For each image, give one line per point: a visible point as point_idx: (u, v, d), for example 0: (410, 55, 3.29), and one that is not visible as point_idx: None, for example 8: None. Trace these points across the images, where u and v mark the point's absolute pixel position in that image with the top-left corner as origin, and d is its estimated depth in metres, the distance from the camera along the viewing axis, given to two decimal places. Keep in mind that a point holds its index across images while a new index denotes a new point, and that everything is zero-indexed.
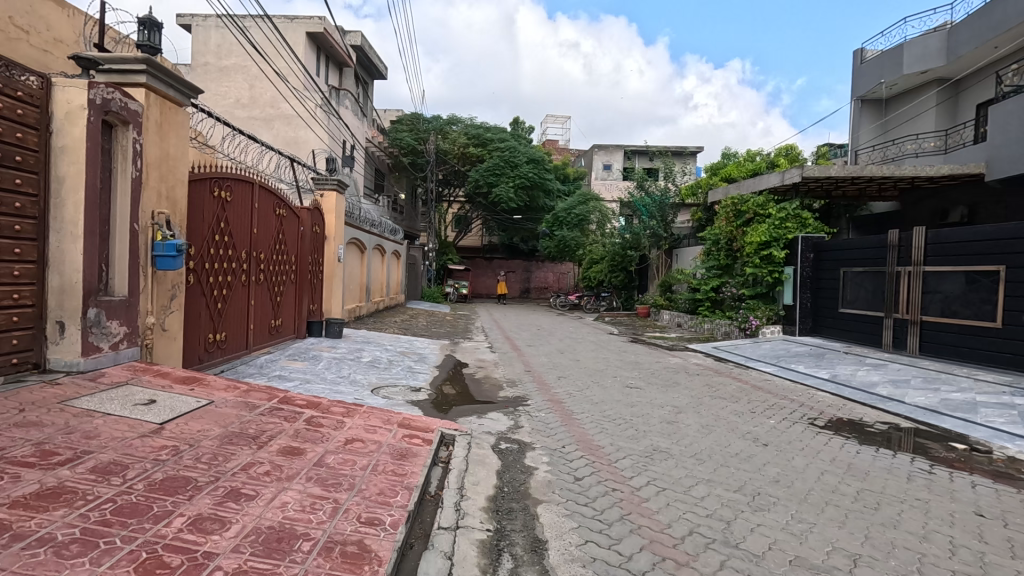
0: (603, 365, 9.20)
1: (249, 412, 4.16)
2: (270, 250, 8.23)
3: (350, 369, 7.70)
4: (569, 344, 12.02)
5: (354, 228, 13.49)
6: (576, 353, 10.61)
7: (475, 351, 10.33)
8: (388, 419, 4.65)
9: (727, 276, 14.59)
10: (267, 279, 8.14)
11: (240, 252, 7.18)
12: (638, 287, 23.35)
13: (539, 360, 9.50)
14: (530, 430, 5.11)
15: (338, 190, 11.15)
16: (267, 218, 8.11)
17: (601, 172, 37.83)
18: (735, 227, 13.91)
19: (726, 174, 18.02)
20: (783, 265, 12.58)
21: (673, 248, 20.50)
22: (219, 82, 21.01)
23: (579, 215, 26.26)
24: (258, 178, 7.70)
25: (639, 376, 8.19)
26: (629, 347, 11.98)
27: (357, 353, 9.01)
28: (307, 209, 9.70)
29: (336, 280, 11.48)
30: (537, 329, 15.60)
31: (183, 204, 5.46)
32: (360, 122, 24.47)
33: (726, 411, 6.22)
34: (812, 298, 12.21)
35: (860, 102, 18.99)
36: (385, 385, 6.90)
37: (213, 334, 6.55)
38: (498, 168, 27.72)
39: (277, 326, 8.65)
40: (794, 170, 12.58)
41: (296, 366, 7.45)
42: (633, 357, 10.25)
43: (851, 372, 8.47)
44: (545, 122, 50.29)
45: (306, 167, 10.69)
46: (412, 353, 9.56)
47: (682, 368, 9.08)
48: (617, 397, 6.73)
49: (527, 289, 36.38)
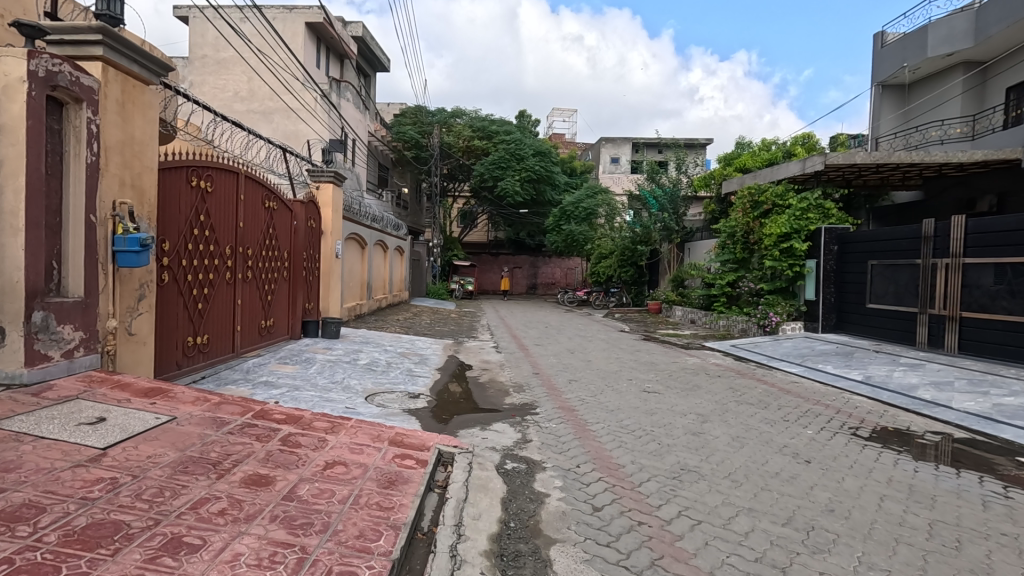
0: (617, 366, 8.61)
1: (215, 430, 3.61)
2: (260, 246, 7.70)
3: (345, 373, 7.15)
4: (579, 343, 11.44)
5: (353, 224, 12.95)
6: (587, 353, 10.02)
7: (480, 352, 9.76)
8: (377, 436, 4.09)
9: (743, 270, 13.88)
10: (256, 277, 7.60)
11: (224, 247, 6.66)
12: (648, 282, 22.74)
13: (548, 361, 8.92)
14: (540, 446, 4.53)
15: (335, 182, 10.60)
16: (256, 211, 7.57)
17: (609, 165, 37.19)
18: (751, 219, 13.25)
19: (739, 164, 17.31)
20: (804, 258, 11.91)
21: (685, 242, 19.86)
22: (217, 75, 20.51)
23: (587, 209, 25.61)
24: (243, 168, 7.13)
25: (657, 379, 7.60)
26: (642, 345, 11.37)
27: (355, 354, 8.47)
28: (301, 202, 9.16)
29: (334, 277, 10.93)
30: (545, 327, 15.01)
31: (152, 194, 4.91)
32: (362, 115, 23.91)
33: (757, 419, 5.61)
34: (836, 293, 11.54)
35: (881, 88, 18.22)
36: (381, 392, 6.34)
37: (193, 337, 6.04)
38: (504, 161, 27.11)
39: (269, 327, 8.12)
40: (817, 158, 11.92)
41: (287, 369, 6.92)
42: (648, 357, 9.64)
43: (886, 373, 7.83)
44: (551, 115, 49.70)
45: (300, 158, 10.15)
46: (413, 355, 9.00)
47: (702, 369, 8.47)
48: (634, 403, 6.14)
49: (534, 285, 35.81)
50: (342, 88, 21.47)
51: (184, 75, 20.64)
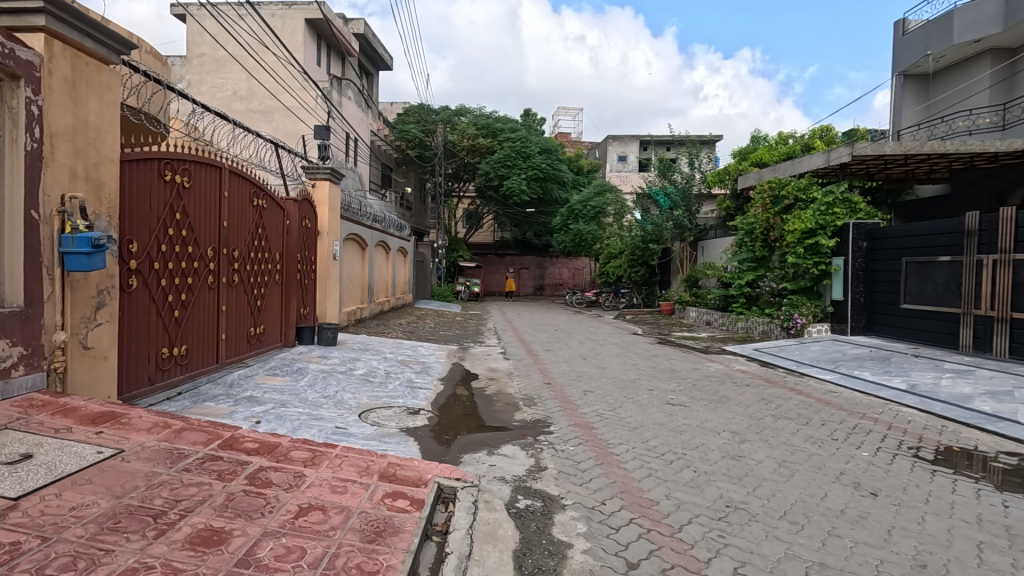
0: (634, 374, 7.94)
1: (167, 466, 3.00)
2: (247, 247, 7.10)
3: (340, 384, 6.53)
4: (591, 348, 10.80)
5: (354, 224, 12.38)
6: (601, 359, 9.34)
7: (486, 359, 9.12)
8: (366, 469, 3.47)
9: (763, 269, 13.24)
10: (243, 281, 6.99)
11: (206, 248, 6.06)
12: (660, 282, 22.02)
13: (560, 369, 8.26)
14: (556, 476, 3.89)
15: (331, 179, 10.02)
16: (243, 208, 6.97)
17: (616, 164, 36.59)
18: (772, 215, 12.55)
19: (755, 159, 16.61)
20: (831, 256, 11.20)
21: (698, 240, 19.14)
22: (215, 73, 20.02)
23: (596, 207, 24.91)
24: (227, 162, 6.51)
25: (680, 390, 6.91)
26: (659, 350, 10.69)
27: (351, 363, 7.85)
28: (293, 201, 8.56)
29: (331, 279, 10.34)
30: (554, 330, 14.36)
31: (111, 188, 4.31)
32: (365, 114, 23.37)
33: (801, 438, 4.95)
34: (866, 293, 10.84)
35: (902, 78, 17.42)
36: (376, 407, 5.71)
37: (168, 349, 5.43)
38: (510, 159, 26.47)
39: (258, 335, 7.51)
40: (844, 150, 11.26)
41: (275, 381, 6.30)
42: (667, 363, 8.95)
43: (933, 380, 7.11)
44: (556, 114, 49.19)
45: (294, 154, 9.58)
46: (414, 363, 8.37)
47: (728, 377, 7.79)
48: (659, 419, 5.47)
49: (541, 286, 35.22)
50: (343, 86, 20.90)
51: (181, 74, 20.18)
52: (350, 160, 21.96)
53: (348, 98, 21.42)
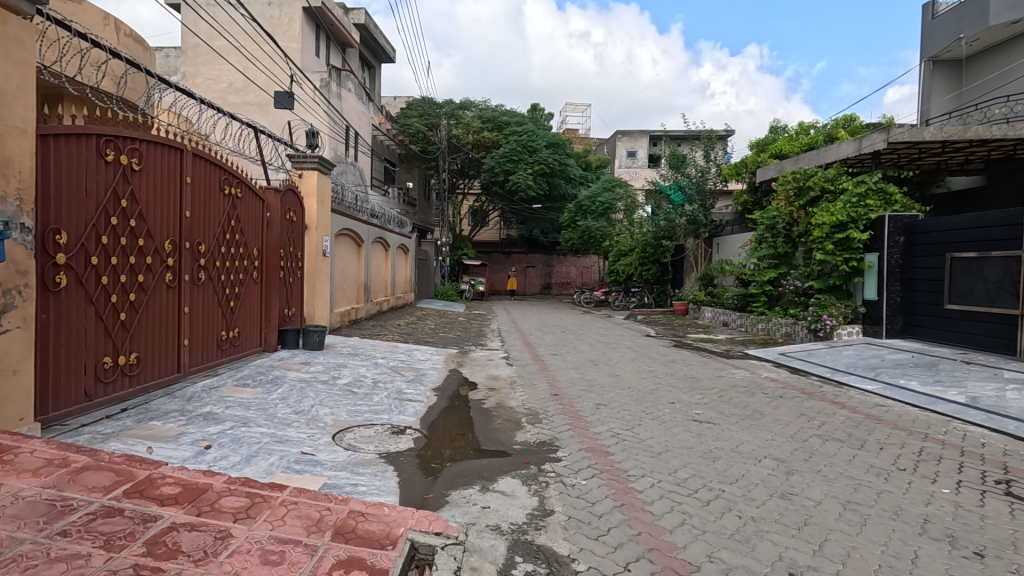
0: (652, 383, 7.08)
1: (38, 530, 2.22)
2: (217, 241, 6.34)
3: (318, 397, 5.72)
4: (602, 352, 9.97)
5: (350, 219, 11.64)
6: (614, 365, 8.49)
7: (487, 365, 8.30)
8: (317, 522, 2.66)
9: (786, 266, 12.37)
10: (211, 279, 6.21)
11: (161, 241, 5.28)
12: (672, 281, 21.11)
13: (568, 378, 7.42)
14: (565, 524, 3.07)
15: (320, 169, 9.24)
16: (211, 197, 6.21)
17: (625, 160, 35.73)
18: (796, 208, 11.66)
19: (774, 150, 15.69)
20: (863, 252, 10.31)
21: (713, 236, 18.23)
22: (210, 65, 19.34)
23: (605, 203, 23.99)
24: (190, 144, 5.74)
25: (706, 404, 6.04)
26: (676, 354, 9.83)
27: (336, 371, 7.04)
28: (275, 191, 7.79)
29: (321, 278, 9.58)
30: (562, 331, 13.51)
31: (19, 162, 3.52)
32: (366, 108, 22.67)
33: (862, 468, 4.09)
34: (903, 292, 9.94)
35: (932, 64, 16.47)
36: (355, 426, 4.90)
37: (111, 358, 4.66)
38: (516, 153, 25.62)
39: (231, 339, 6.73)
40: (878, 136, 10.46)
41: (243, 394, 5.50)
42: (687, 370, 8.08)
43: (996, 393, 6.20)
44: (563, 110, 48.29)
45: (278, 141, 8.81)
46: (407, 370, 7.55)
47: (759, 387, 6.91)
48: (687, 442, 4.62)
49: (548, 284, 34.39)
50: (343, 78, 20.18)
51: (176, 66, 19.55)
52: (351, 154, 21.27)
53: (347, 90, 20.59)
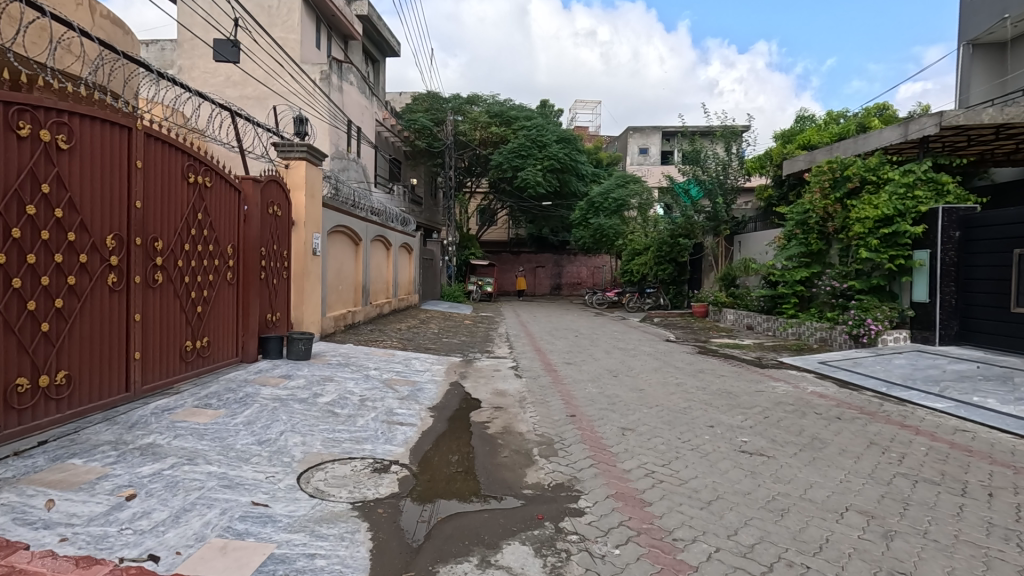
0: (685, 402, 6.12)
1: None
2: (179, 237, 5.46)
3: (291, 421, 4.81)
4: (621, 360, 9.01)
5: (347, 216, 10.79)
6: (636, 378, 7.53)
7: (493, 377, 7.38)
8: None
9: (819, 265, 11.42)
10: (171, 281, 5.35)
11: (101, 235, 4.42)
12: (689, 281, 20.09)
13: (586, 393, 6.47)
14: None
15: (309, 159, 8.37)
16: (171, 184, 5.33)
17: (637, 156, 34.71)
18: (832, 201, 10.70)
19: (802, 140, 14.67)
20: (911, 249, 9.32)
21: (735, 233, 17.22)
22: (207, 58, 18.57)
23: (618, 199, 23.01)
24: (142, 123, 4.88)
25: (753, 429, 5.07)
26: (703, 363, 8.85)
27: (319, 385, 6.14)
28: (253, 181, 6.91)
29: (312, 279, 8.74)
30: (575, 336, 12.56)
31: None
32: (370, 102, 21.84)
33: (982, 528, 3.12)
34: (958, 294, 8.94)
35: (972, 47, 15.35)
36: (329, 461, 3.99)
37: (28, 380, 3.77)
38: (525, 148, 24.65)
39: (198, 349, 5.86)
40: (928, 120, 9.42)
41: (200, 419, 4.60)
42: (721, 384, 7.10)
43: None
44: (574, 107, 47.20)
45: (262, 127, 7.94)
46: (402, 383, 6.64)
47: (809, 406, 5.91)
48: (743, 487, 3.66)
49: (558, 285, 33.41)
50: (346, 70, 19.33)
51: (173, 59, 18.84)
52: (354, 150, 20.47)
53: (349, 82, 19.71)
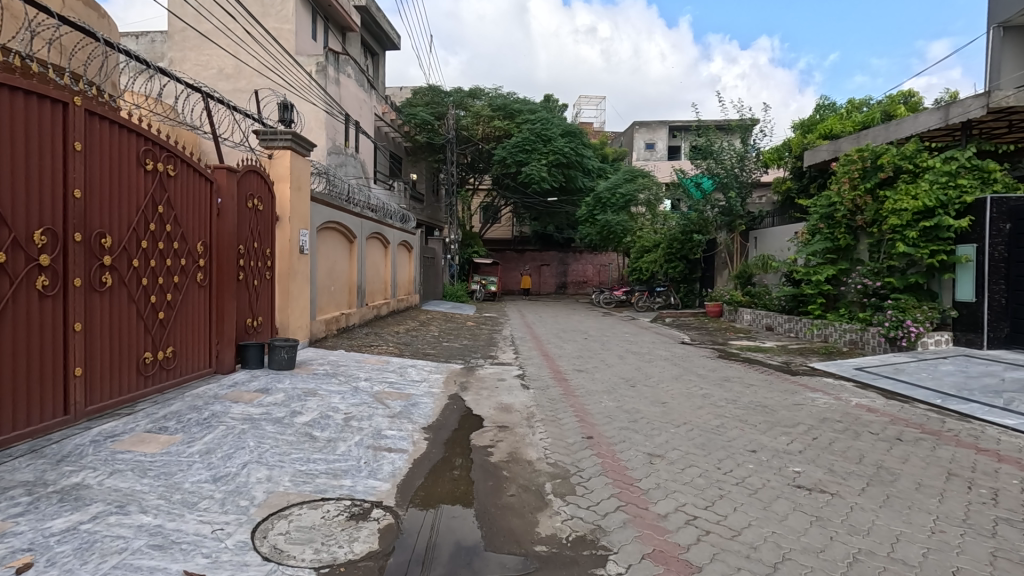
0: (717, 419, 5.35)
1: None
2: (133, 233, 4.72)
3: (257, 448, 4.07)
4: (637, 366, 8.25)
5: (340, 211, 10.05)
6: (656, 388, 6.77)
7: (497, 388, 6.64)
8: None
9: (847, 262, 10.65)
10: (125, 283, 4.63)
11: (27, 230, 3.70)
12: (701, 279, 19.37)
13: (602, 409, 5.70)
14: None
15: (294, 148, 7.63)
16: (122, 171, 4.59)
17: (643, 152, 33.97)
18: (863, 192, 9.92)
19: (823, 129, 13.87)
20: (954, 244, 8.58)
21: (750, 228, 16.39)
22: (199, 50, 17.90)
23: (625, 194, 22.15)
24: (83, 98, 4.16)
25: (803, 455, 4.30)
26: (728, 369, 8.09)
27: (299, 401, 5.40)
28: (228, 171, 6.17)
29: (300, 280, 8.02)
30: (584, 338, 11.81)
31: None
32: (369, 96, 21.09)
33: None
34: (1008, 292, 8.17)
35: (1002, 30, 14.49)
36: (295, 506, 3.24)
37: None
38: (529, 143, 23.89)
39: (162, 361, 5.12)
40: (973, 102, 8.61)
41: (148, 448, 3.86)
42: (752, 396, 6.32)
43: None
44: (578, 102, 46.47)
45: (241, 113, 7.19)
46: (394, 398, 5.89)
47: (860, 424, 5.13)
48: (814, 544, 2.90)
49: (564, 283, 32.68)
50: (343, 62, 18.59)
51: (163, 52, 18.15)
52: (351, 145, 19.74)
53: (347, 75, 18.98)
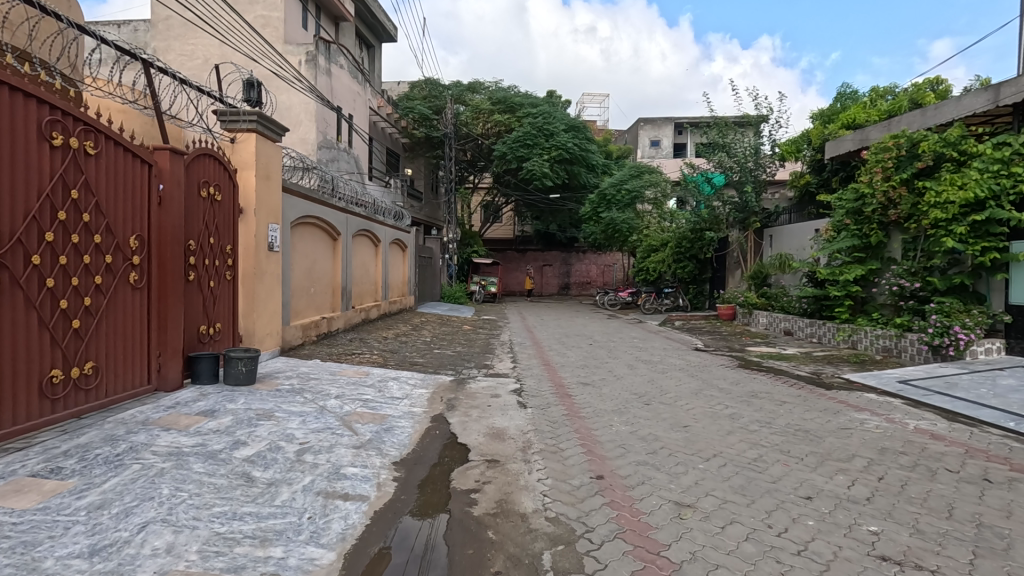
0: (755, 451, 4.39)
1: None
2: (31, 222, 3.79)
3: (170, 499, 3.12)
4: (650, 379, 7.29)
5: (321, 204, 9.14)
6: (674, 407, 5.80)
7: (490, 406, 5.68)
8: None
9: (879, 261, 9.71)
10: (18, 285, 3.70)
11: None
12: (711, 280, 18.39)
13: (613, 435, 4.74)
14: None
15: (260, 132, 6.74)
16: (15, 145, 3.67)
17: (648, 150, 33.02)
18: (897, 183, 8.99)
19: (845, 119, 12.96)
20: (1006, 241, 7.81)
21: (765, 226, 15.41)
22: (184, 39, 17.01)
23: (631, 191, 21.12)
24: None
25: (876, 506, 3.35)
26: (753, 382, 7.11)
27: (247, 427, 4.46)
28: (172, 152, 5.25)
29: (268, 281, 7.09)
30: (589, 344, 10.82)
31: None
32: (364, 88, 20.18)
33: None
34: None
35: None
36: None
37: None
38: (530, 138, 22.96)
39: (77, 380, 4.20)
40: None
41: (21, 503, 2.92)
42: (789, 418, 5.35)
43: None
44: (582, 101, 45.56)
45: (196, 90, 6.27)
46: (365, 421, 4.95)
47: (932, 459, 4.18)
48: None
49: (567, 284, 31.71)
50: (335, 52, 17.66)
51: (147, 41, 17.27)
52: (344, 139, 18.82)
53: (340, 65, 18.07)
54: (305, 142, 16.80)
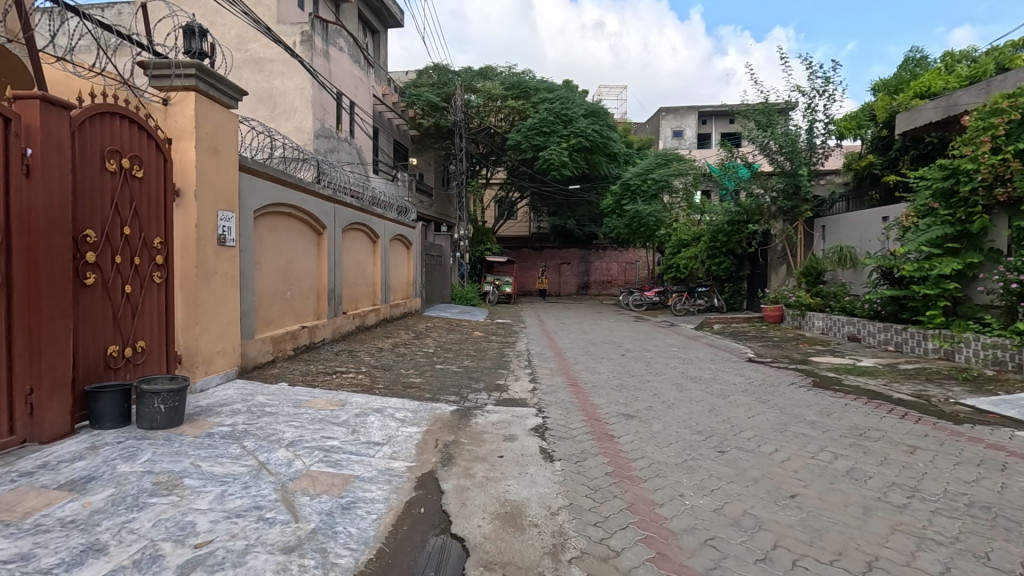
0: (933, 557, 2.67)
1: None
2: None
3: None
4: (711, 408, 5.56)
5: (299, 191, 7.57)
6: (762, 458, 4.09)
7: (502, 459, 4.03)
8: None
9: (982, 252, 7.91)
10: None
11: None
12: (750, 277, 16.56)
13: (692, 519, 3.07)
14: None
15: (201, 91, 5.19)
16: None
17: (670, 141, 31.14)
18: (1010, 155, 7.14)
19: (918, 87, 11.11)
20: None
21: (816, 215, 13.53)
22: None
23: (659, 180, 19.29)
24: None
25: None
26: (853, 414, 5.36)
27: (123, 514, 2.85)
28: (49, 103, 3.71)
29: (217, 283, 5.52)
30: (621, 355, 9.10)
31: None
32: (366, 74, 18.66)
33: None
34: None
35: None
36: None
37: None
38: (547, 125, 21.29)
39: None
40: None
41: None
42: (943, 481, 3.62)
43: None
44: (598, 93, 43.83)
45: (111, 31, 4.70)
46: (317, 493, 3.33)
47: None
48: None
49: (585, 283, 29.95)
50: (333, 33, 16.13)
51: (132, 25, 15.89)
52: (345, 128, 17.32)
53: (339, 47, 16.56)
54: (301, 130, 15.32)
